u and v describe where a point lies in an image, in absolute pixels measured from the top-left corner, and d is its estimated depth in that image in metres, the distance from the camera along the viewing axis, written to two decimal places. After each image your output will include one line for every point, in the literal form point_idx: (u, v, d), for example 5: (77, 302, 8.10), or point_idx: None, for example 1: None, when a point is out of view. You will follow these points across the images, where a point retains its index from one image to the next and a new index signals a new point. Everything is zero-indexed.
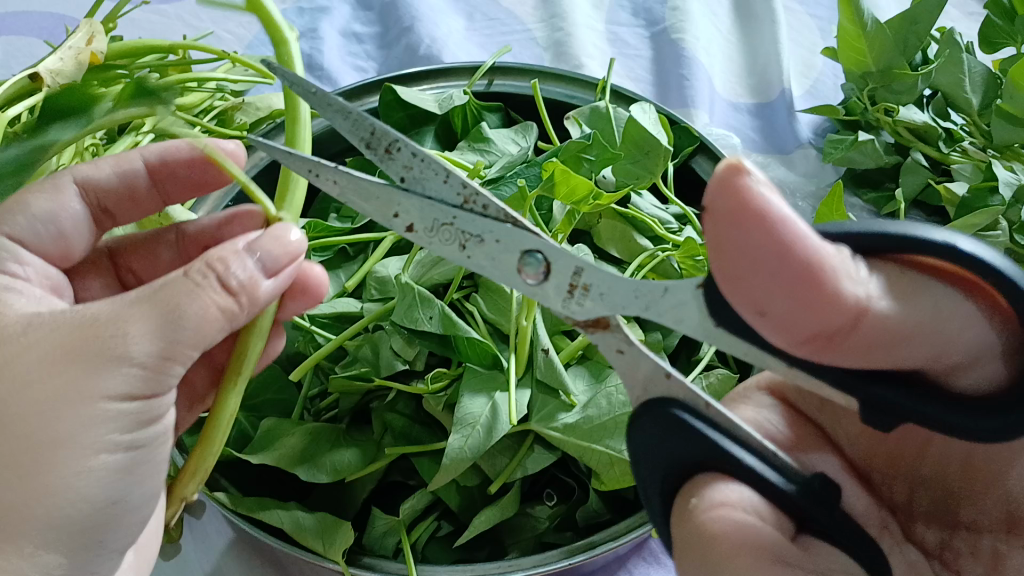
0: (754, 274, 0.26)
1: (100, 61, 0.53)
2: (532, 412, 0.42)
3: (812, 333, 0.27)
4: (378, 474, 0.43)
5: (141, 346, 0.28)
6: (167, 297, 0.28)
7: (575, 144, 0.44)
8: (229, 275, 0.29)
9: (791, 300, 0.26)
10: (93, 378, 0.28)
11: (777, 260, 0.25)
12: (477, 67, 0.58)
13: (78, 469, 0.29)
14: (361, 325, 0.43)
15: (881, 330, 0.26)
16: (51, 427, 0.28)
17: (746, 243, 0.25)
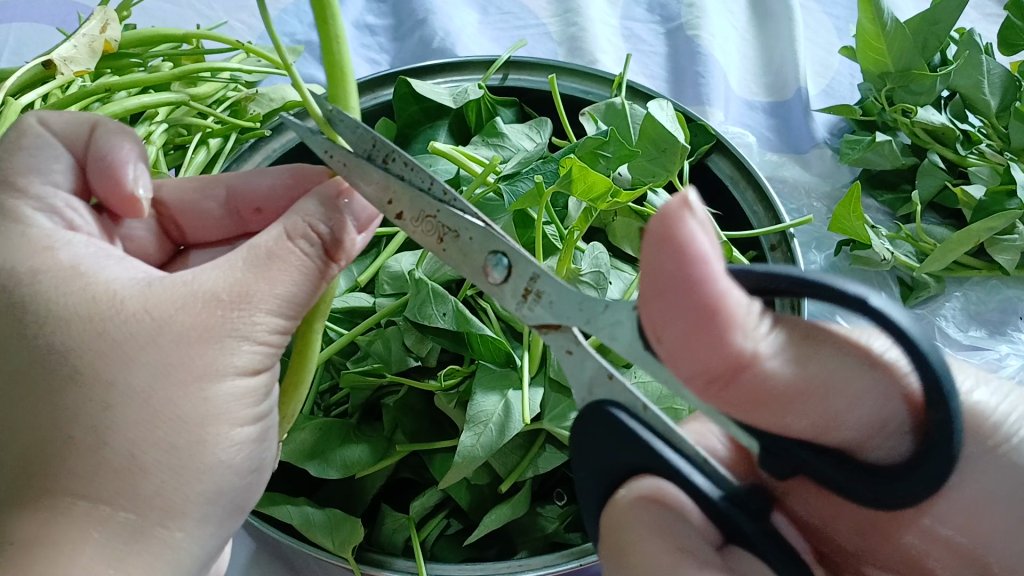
0: (652, 302, 0.24)
1: (113, 50, 0.53)
2: (545, 410, 0.41)
3: (699, 372, 0.25)
4: (388, 471, 0.43)
5: (266, 322, 0.31)
6: (288, 271, 0.31)
7: (592, 140, 0.44)
8: (328, 239, 0.32)
9: (687, 335, 0.24)
10: (233, 355, 0.30)
11: (678, 298, 0.23)
12: (493, 61, 0.58)
13: (218, 441, 0.30)
14: (373, 321, 0.42)
15: (762, 383, 0.25)
16: (196, 404, 0.29)
17: (660, 275, 0.23)
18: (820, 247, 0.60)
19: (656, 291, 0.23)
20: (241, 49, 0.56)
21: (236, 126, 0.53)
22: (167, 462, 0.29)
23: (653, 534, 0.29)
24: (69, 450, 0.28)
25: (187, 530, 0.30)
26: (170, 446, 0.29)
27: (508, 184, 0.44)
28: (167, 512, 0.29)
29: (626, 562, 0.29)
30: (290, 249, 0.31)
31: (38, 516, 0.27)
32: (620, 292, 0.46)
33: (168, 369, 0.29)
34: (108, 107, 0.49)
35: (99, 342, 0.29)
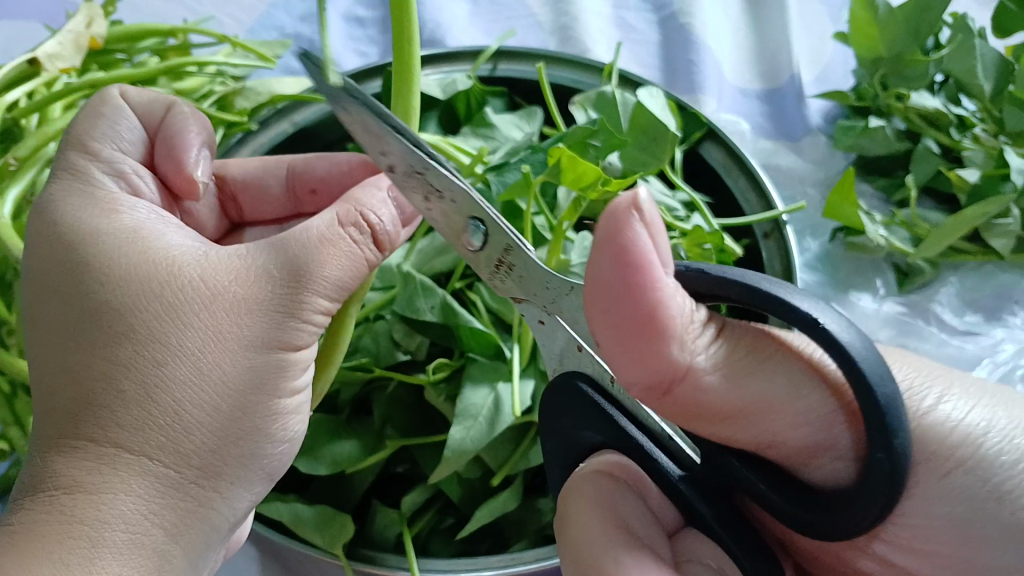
0: (593, 309, 0.23)
1: (99, 46, 0.52)
2: (537, 404, 0.41)
3: (637, 379, 0.25)
4: (379, 466, 0.42)
5: (316, 301, 0.33)
6: (343, 253, 0.33)
7: (581, 130, 0.43)
8: (381, 227, 0.34)
9: (628, 345, 0.24)
10: (291, 329, 0.32)
11: (619, 298, 0.23)
12: (482, 50, 0.57)
13: (263, 408, 0.32)
14: (362, 315, 0.42)
15: (701, 394, 0.24)
16: (246, 372, 0.31)
17: (603, 279, 0.23)
18: (815, 235, 0.60)
19: (601, 294, 0.23)
20: (227, 43, 0.55)
21: (222, 120, 0.52)
22: (213, 425, 0.31)
23: (607, 519, 0.29)
24: (121, 403, 0.29)
25: (221, 492, 0.32)
26: (217, 409, 0.31)
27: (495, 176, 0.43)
28: (206, 471, 0.31)
29: (565, 537, 0.30)
30: (344, 231, 0.33)
31: (86, 466, 0.29)
32: None
33: (222, 335, 0.31)
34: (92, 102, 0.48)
35: (153, 306, 0.30)
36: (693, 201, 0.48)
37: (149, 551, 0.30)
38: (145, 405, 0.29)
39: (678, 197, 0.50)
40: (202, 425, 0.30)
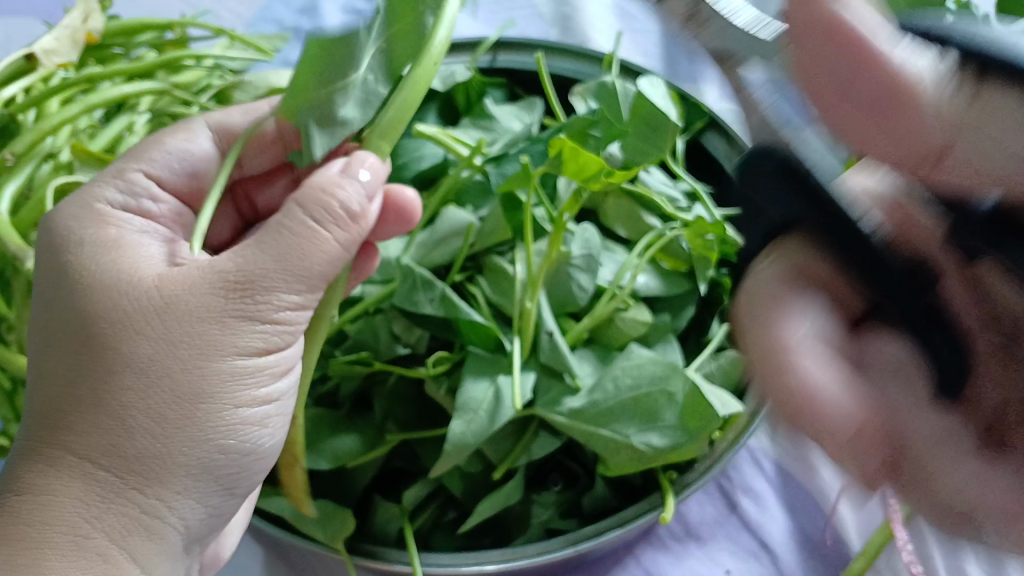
0: (819, 63, 0.27)
1: (97, 40, 0.52)
2: (537, 396, 0.41)
3: (858, 112, 0.28)
4: (380, 460, 0.42)
5: (278, 301, 0.31)
6: (306, 237, 0.30)
7: (581, 119, 0.43)
8: (344, 208, 0.31)
9: (842, 75, 0.27)
10: (241, 335, 0.31)
11: (835, 56, 0.26)
12: (481, 41, 0.57)
13: (215, 417, 0.31)
14: (361, 308, 0.41)
15: (968, 161, 0.27)
16: (194, 380, 0.30)
17: (828, 56, 0.26)
18: None
19: (821, 69, 0.27)
20: (225, 36, 0.55)
21: None
22: (157, 434, 0.30)
23: (790, 271, 0.32)
24: (76, 406, 0.30)
25: (174, 505, 0.32)
26: (162, 416, 0.30)
27: (495, 167, 0.44)
28: (151, 481, 0.31)
29: (761, 305, 0.32)
30: (307, 210, 0.31)
31: (37, 468, 0.30)
32: (612, 274, 0.45)
33: (170, 340, 0.30)
34: (89, 97, 0.48)
35: (109, 310, 0.30)
36: (696, 190, 0.47)
37: (96, 553, 0.30)
38: (93, 410, 0.30)
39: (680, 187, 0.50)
40: (150, 433, 0.30)
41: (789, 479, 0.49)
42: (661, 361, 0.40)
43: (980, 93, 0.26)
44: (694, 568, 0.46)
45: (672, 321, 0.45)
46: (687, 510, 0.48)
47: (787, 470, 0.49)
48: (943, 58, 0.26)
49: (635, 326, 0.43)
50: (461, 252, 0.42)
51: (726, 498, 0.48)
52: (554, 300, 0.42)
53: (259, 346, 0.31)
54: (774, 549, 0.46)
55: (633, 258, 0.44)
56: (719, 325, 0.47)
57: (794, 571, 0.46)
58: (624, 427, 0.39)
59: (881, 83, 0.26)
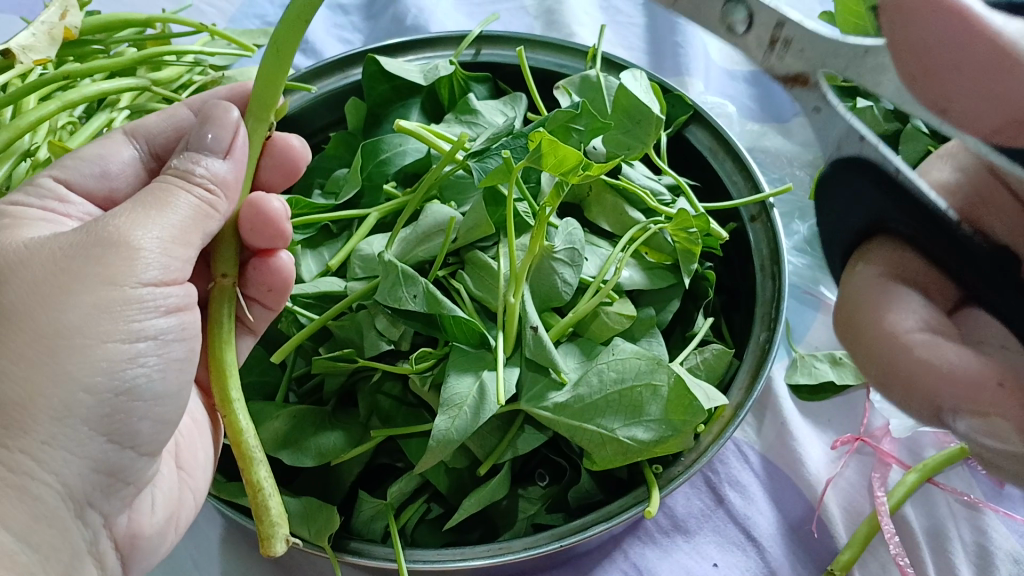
0: (927, 60, 0.29)
1: (74, 37, 0.52)
2: (522, 391, 0.41)
3: (999, 123, 0.30)
4: (365, 457, 0.42)
5: (145, 237, 0.31)
6: (158, 192, 0.32)
7: (564, 114, 0.42)
8: (195, 170, 0.32)
9: (958, 58, 0.29)
10: (102, 269, 0.30)
11: (947, 34, 0.29)
12: (464, 35, 0.57)
13: (84, 360, 0.30)
14: (344, 305, 0.41)
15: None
16: (54, 317, 0.30)
17: (938, 35, 0.29)
18: (803, 217, 0.60)
19: (929, 28, 0.29)
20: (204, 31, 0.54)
21: None
22: (18, 378, 0.29)
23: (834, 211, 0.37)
24: None
25: (49, 459, 0.30)
26: (21, 357, 0.29)
27: (477, 161, 0.42)
28: (19, 433, 0.29)
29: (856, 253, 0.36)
30: (167, 179, 0.32)
31: None
32: (596, 268, 0.45)
33: (34, 281, 0.30)
34: (66, 95, 0.47)
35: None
36: (680, 183, 0.47)
37: None
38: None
39: (663, 180, 0.49)
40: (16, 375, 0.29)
41: (776, 471, 0.49)
42: (645, 355, 0.40)
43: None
44: (682, 561, 0.46)
45: (657, 315, 0.45)
46: (674, 504, 0.48)
47: (774, 463, 0.49)
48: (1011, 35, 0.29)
49: (619, 319, 0.43)
50: (444, 248, 0.41)
51: (713, 492, 0.48)
52: (538, 296, 0.42)
53: (123, 280, 0.30)
54: (762, 542, 0.46)
55: (617, 252, 0.44)
56: (705, 318, 0.47)
57: (782, 563, 0.46)
58: (610, 421, 0.39)
59: (994, 46, 0.28)
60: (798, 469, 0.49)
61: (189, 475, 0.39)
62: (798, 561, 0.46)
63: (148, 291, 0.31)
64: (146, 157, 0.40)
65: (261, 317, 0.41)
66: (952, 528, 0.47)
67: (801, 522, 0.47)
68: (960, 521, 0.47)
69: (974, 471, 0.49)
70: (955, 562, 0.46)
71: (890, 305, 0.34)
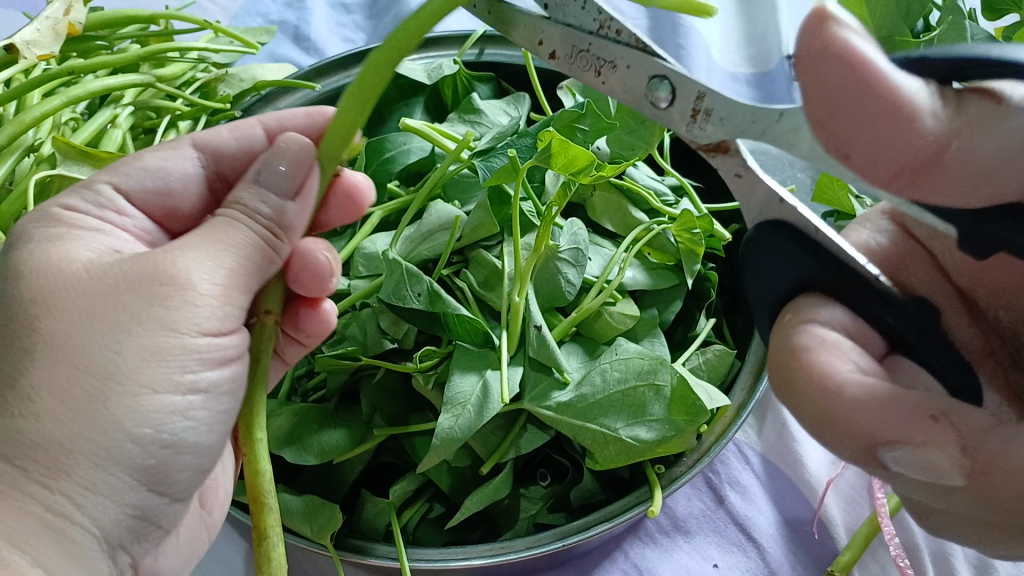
0: (839, 116, 0.26)
1: (78, 32, 0.51)
2: (525, 390, 0.41)
3: (898, 167, 0.28)
4: (368, 455, 0.42)
5: (204, 279, 0.29)
6: (217, 228, 0.31)
7: (569, 114, 0.42)
8: (259, 213, 0.31)
9: (864, 121, 0.26)
10: (158, 310, 0.29)
11: (856, 92, 0.26)
12: (468, 35, 0.57)
13: (134, 404, 0.28)
14: (349, 302, 0.42)
15: (965, 161, 0.27)
16: (109, 355, 0.28)
17: (838, 87, 0.26)
18: None
19: (827, 78, 0.26)
20: (209, 27, 0.54)
21: (206, 108, 0.52)
22: (67, 416, 0.27)
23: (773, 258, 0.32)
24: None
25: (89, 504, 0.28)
26: (70, 398, 0.27)
27: (480, 157, 0.43)
28: (59, 474, 0.27)
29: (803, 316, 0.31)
30: (229, 214, 0.31)
31: None
32: (599, 268, 0.45)
33: (87, 316, 0.28)
34: (70, 90, 0.47)
35: (32, 293, 0.28)
36: (683, 184, 0.47)
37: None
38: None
39: (667, 182, 0.50)
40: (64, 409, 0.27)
41: (776, 472, 0.49)
42: (648, 354, 0.40)
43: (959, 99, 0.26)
44: (683, 561, 0.46)
45: (660, 316, 0.46)
46: (675, 504, 0.48)
47: (773, 463, 0.49)
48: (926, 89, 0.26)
49: (624, 320, 0.43)
50: (448, 246, 0.41)
51: (713, 492, 0.48)
52: (541, 295, 0.42)
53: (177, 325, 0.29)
54: (762, 542, 0.46)
55: (620, 252, 0.44)
56: (706, 319, 0.47)
57: (781, 564, 0.46)
58: (613, 420, 0.39)
59: (887, 100, 0.25)
60: (798, 470, 0.49)
61: (209, 514, 0.39)
62: (798, 562, 0.46)
63: (206, 340, 0.30)
64: (211, 176, 0.39)
65: (294, 353, 0.41)
66: None
67: (802, 523, 0.47)
68: None
69: None
70: (955, 563, 0.46)
71: (819, 350, 0.29)
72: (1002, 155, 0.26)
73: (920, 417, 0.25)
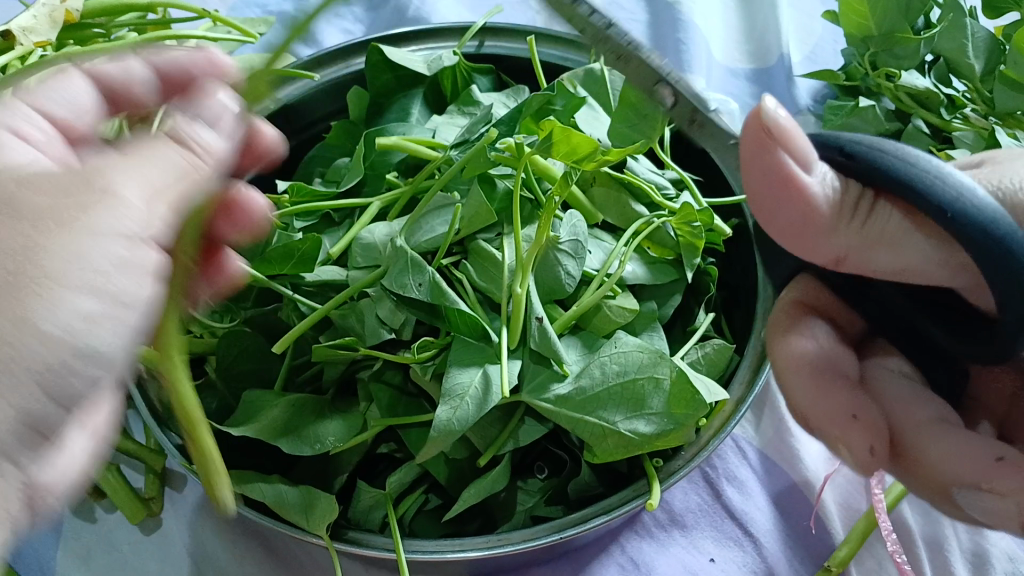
0: (761, 204, 0.29)
1: (76, 20, 0.51)
2: (523, 382, 0.41)
3: (827, 258, 0.30)
4: (365, 446, 0.42)
5: (130, 190, 0.28)
6: (149, 147, 0.29)
7: (539, 98, 0.42)
8: (190, 137, 0.30)
9: (782, 218, 0.29)
10: (102, 215, 0.27)
11: (777, 190, 0.28)
12: (469, 26, 0.57)
13: (54, 307, 0.27)
14: (346, 295, 0.41)
15: (864, 266, 0.30)
16: (37, 261, 0.26)
17: (761, 180, 0.28)
18: None
19: (756, 172, 0.28)
20: (208, 15, 0.54)
21: None
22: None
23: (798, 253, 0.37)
24: None
25: None
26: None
27: (459, 150, 0.43)
28: None
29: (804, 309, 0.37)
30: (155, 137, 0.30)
31: None
32: (599, 261, 0.44)
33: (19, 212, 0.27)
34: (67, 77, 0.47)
35: None
36: (685, 178, 0.46)
37: None
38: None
39: (666, 175, 0.49)
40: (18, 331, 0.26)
41: (773, 466, 0.49)
42: (648, 348, 0.40)
43: (872, 211, 0.29)
44: (679, 556, 0.46)
45: (659, 309, 0.45)
46: (672, 498, 0.48)
47: (770, 458, 0.49)
48: (832, 183, 0.28)
49: (622, 314, 0.43)
50: (448, 236, 0.40)
51: (711, 487, 0.48)
52: (541, 287, 0.42)
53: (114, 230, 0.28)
54: (759, 537, 0.46)
55: (620, 245, 0.44)
56: (706, 314, 0.47)
57: (778, 558, 0.46)
58: (610, 414, 0.39)
59: (805, 204, 0.28)
60: (795, 466, 0.49)
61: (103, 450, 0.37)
62: (795, 558, 0.46)
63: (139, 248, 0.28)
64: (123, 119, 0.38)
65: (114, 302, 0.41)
66: (948, 526, 0.47)
67: (799, 517, 0.47)
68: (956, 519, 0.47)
69: None
70: (951, 560, 0.46)
71: (794, 336, 0.36)
72: (900, 268, 0.30)
73: (844, 415, 0.34)
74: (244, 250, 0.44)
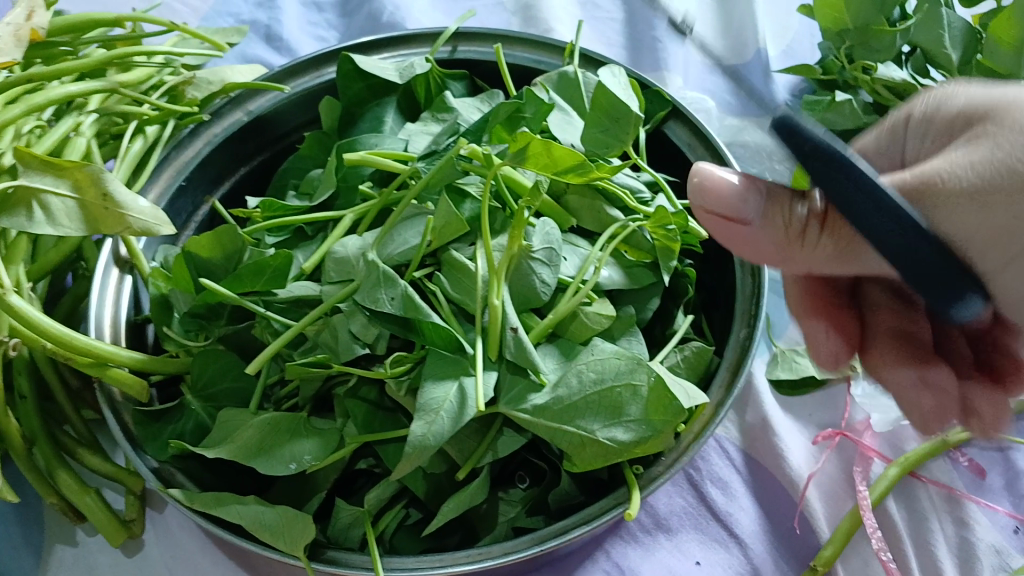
0: (715, 230, 0.35)
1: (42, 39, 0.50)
2: (501, 394, 0.40)
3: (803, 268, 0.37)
4: (342, 462, 0.41)
5: None
6: None
7: (508, 106, 0.42)
8: None
9: (734, 245, 0.35)
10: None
11: (721, 221, 0.34)
12: (440, 32, 0.56)
13: None
14: (319, 311, 0.40)
15: (822, 265, 0.36)
16: None
17: (716, 228, 0.34)
18: None
19: (707, 207, 0.33)
20: (175, 29, 0.53)
21: (174, 112, 0.51)
22: None
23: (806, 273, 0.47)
24: None
25: None
26: None
27: (425, 162, 0.43)
28: None
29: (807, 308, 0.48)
30: None
31: None
32: (574, 268, 0.44)
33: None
34: (32, 98, 0.47)
35: None
36: (659, 181, 0.46)
37: None
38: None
39: (641, 178, 0.49)
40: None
41: (757, 467, 0.49)
42: (625, 355, 0.40)
43: (814, 237, 0.34)
44: (664, 561, 0.46)
45: (637, 315, 0.45)
46: (656, 502, 0.47)
47: (754, 458, 0.49)
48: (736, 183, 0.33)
49: (599, 321, 0.42)
50: (420, 248, 0.40)
51: (695, 490, 0.48)
52: (516, 297, 0.41)
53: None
54: (744, 539, 0.46)
55: (595, 251, 0.43)
56: (685, 317, 0.46)
57: (764, 560, 0.45)
58: (589, 423, 0.39)
59: (743, 237, 0.34)
60: (780, 466, 0.48)
61: None
62: (781, 559, 0.46)
63: None
64: None
65: None
66: (934, 520, 0.47)
67: (784, 519, 0.47)
68: (943, 514, 0.47)
69: (955, 463, 0.49)
70: (938, 555, 0.45)
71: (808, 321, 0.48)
72: (867, 265, 0.36)
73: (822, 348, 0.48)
74: (215, 267, 0.44)
